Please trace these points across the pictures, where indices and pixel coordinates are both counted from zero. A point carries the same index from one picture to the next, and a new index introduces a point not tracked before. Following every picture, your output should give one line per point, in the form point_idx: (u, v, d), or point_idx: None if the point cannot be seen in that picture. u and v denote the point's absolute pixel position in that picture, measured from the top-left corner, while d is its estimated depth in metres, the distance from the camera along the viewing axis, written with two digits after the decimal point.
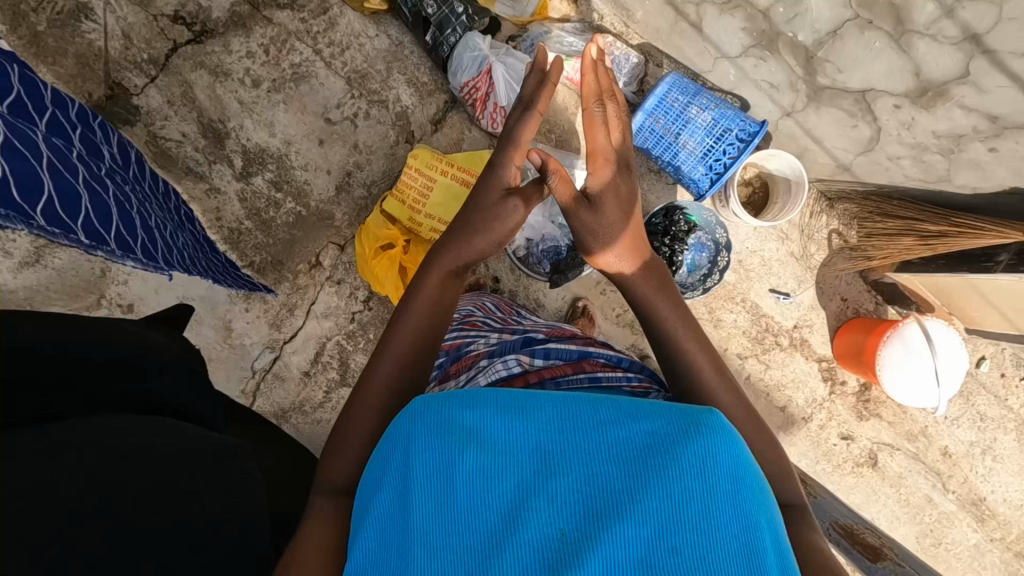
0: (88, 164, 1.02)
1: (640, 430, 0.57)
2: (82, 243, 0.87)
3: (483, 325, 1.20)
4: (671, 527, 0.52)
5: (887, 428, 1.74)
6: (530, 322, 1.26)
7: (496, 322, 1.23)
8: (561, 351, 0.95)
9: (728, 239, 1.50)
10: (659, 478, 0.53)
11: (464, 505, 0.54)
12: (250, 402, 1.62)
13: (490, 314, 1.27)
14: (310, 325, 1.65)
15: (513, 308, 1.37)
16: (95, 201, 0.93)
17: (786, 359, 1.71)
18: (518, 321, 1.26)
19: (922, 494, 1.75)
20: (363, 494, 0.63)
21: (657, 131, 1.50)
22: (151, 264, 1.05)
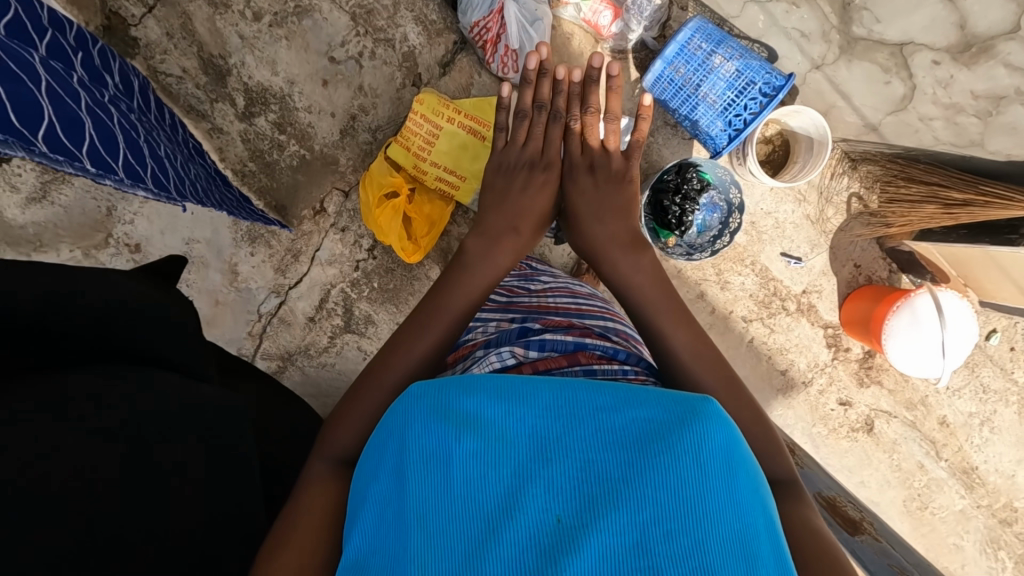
0: (89, 90, 0.97)
1: (637, 418, 0.58)
2: (89, 171, 0.85)
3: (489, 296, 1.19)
4: (667, 514, 0.53)
5: (886, 396, 1.75)
6: (543, 284, 1.23)
7: (504, 292, 1.21)
8: (556, 341, 0.91)
9: (741, 198, 1.41)
10: (653, 469, 0.54)
11: (462, 490, 0.56)
12: (256, 344, 1.66)
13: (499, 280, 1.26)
14: (315, 271, 1.65)
15: (526, 268, 1.34)
16: (99, 126, 0.89)
17: (792, 324, 1.70)
18: (527, 285, 1.23)
19: (914, 460, 1.77)
20: (364, 470, 0.66)
21: (677, 81, 1.42)
22: (162, 193, 1.05)
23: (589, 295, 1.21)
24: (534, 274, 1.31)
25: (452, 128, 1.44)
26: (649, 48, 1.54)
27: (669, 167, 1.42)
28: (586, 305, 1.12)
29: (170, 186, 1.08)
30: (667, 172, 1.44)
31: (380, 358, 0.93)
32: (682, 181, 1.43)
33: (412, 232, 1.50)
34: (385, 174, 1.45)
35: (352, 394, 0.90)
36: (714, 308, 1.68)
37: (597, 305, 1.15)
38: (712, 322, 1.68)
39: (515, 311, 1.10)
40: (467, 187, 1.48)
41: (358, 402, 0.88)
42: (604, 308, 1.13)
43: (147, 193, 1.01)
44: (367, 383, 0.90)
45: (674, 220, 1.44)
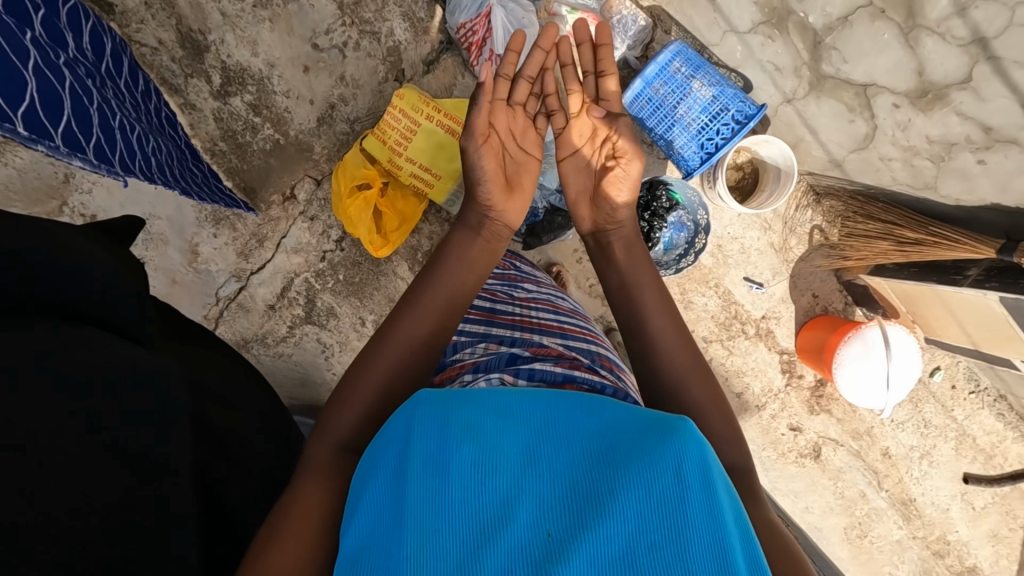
0: (42, 50, 0.89)
1: (625, 434, 0.59)
2: (23, 137, 0.77)
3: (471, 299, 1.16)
4: (652, 527, 0.52)
5: (835, 424, 1.80)
6: (527, 291, 1.22)
7: (486, 295, 1.18)
8: (546, 372, 0.84)
9: (707, 219, 1.45)
10: (643, 478, 0.54)
11: (455, 498, 0.54)
12: (211, 328, 1.62)
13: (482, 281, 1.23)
14: (279, 258, 1.62)
15: (512, 269, 1.31)
16: (44, 88, 0.83)
17: (749, 348, 1.74)
18: (510, 290, 1.21)
19: (857, 489, 1.83)
20: (361, 475, 0.65)
21: (656, 100, 1.45)
22: (103, 166, 0.95)
23: (572, 308, 1.21)
24: (519, 277, 1.28)
25: (430, 125, 1.43)
26: (630, 67, 1.57)
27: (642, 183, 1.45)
28: (567, 321, 1.11)
29: (114, 161, 0.98)
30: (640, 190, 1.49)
31: (376, 353, 0.90)
32: (654, 199, 1.48)
33: (382, 225, 1.49)
34: (359, 166, 1.44)
35: (350, 379, 0.88)
36: None
37: (579, 323, 1.14)
38: None
39: (497, 321, 1.07)
40: (441, 186, 1.48)
41: (357, 393, 0.86)
42: (585, 326, 1.13)
43: (83, 166, 0.92)
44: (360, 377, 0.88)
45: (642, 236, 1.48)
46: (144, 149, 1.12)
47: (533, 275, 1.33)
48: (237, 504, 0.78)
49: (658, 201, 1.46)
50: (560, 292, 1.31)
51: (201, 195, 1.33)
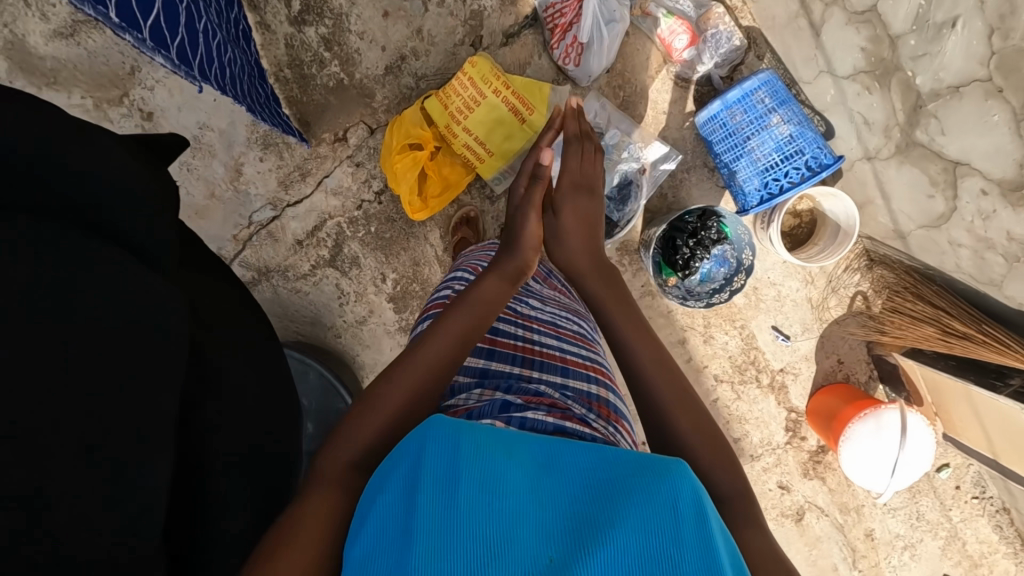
0: None
1: (620, 470, 0.62)
2: (114, 23, 0.76)
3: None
4: (648, 558, 0.54)
5: (824, 493, 1.76)
6: (536, 307, 1.18)
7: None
8: (537, 421, 0.81)
9: (751, 258, 1.39)
10: (637, 511, 0.56)
11: (464, 519, 0.56)
12: (239, 249, 1.65)
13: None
14: (318, 197, 1.62)
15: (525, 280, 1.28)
16: None
17: (758, 397, 1.69)
18: (517, 305, 1.17)
19: (830, 561, 1.79)
20: (374, 484, 0.68)
21: (730, 126, 1.38)
22: (183, 68, 0.94)
23: (579, 326, 1.18)
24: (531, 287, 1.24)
25: (495, 100, 1.40)
26: (713, 86, 1.50)
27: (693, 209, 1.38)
28: (570, 349, 1.08)
29: (194, 67, 0.98)
30: (688, 214, 1.41)
31: (398, 375, 0.90)
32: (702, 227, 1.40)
33: (423, 187, 1.47)
34: (416, 124, 1.41)
35: (367, 396, 0.88)
36: (690, 358, 1.68)
37: (582, 349, 1.11)
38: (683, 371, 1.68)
39: (498, 348, 1.06)
40: (492, 163, 1.46)
41: (372, 419, 0.85)
42: (591, 354, 1.10)
43: (165, 63, 0.90)
44: (370, 400, 0.87)
45: (681, 261, 1.41)
46: (220, 59, 1.13)
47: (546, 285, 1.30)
48: (219, 480, 0.75)
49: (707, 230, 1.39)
50: (573, 303, 1.28)
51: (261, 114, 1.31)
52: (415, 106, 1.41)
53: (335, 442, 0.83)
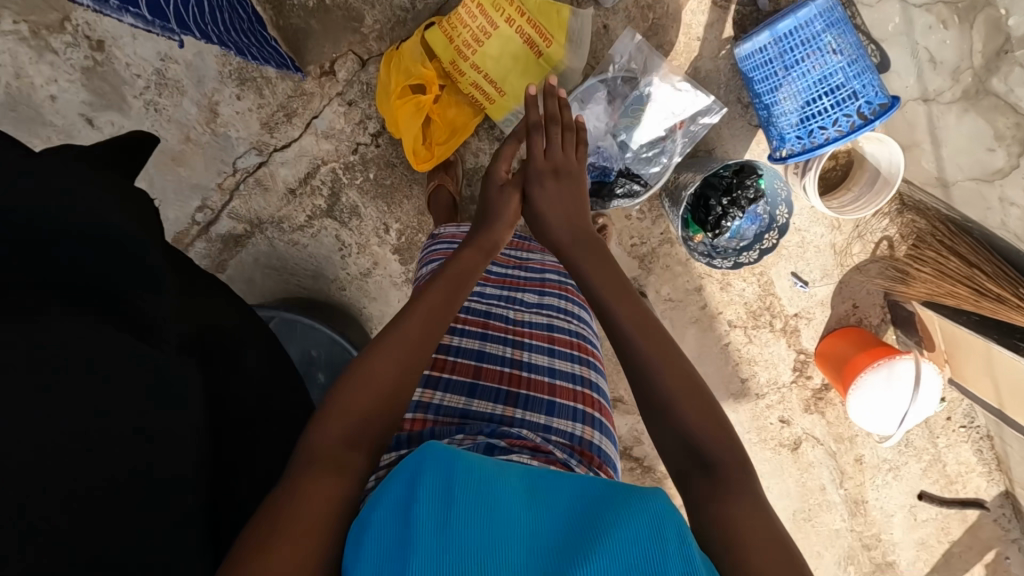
0: None
1: (607, 493, 0.62)
2: None
3: (461, 331, 1.09)
4: None
5: (823, 425, 1.84)
6: (528, 310, 1.13)
7: (477, 324, 1.09)
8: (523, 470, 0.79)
9: (785, 217, 1.26)
10: (623, 533, 0.55)
11: (449, 539, 0.55)
12: (225, 199, 1.52)
13: (476, 301, 1.13)
14: (307, 140, 1.45)
15: (517, 275, 1.19)
16: None
17: (770, 340, 1.70)
18: (507, 316, 1.12)
19: (819, 482, 1.94)
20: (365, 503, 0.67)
21: (776, 63, 1.22)
22: None
23: (572, 327, 1.14)
24: (523, 286, 1.17)
25: (508, 31, 1.20)
26: (757, 7, 1.30)
27: (730, 164, 1.26)
28: (560, 369, 1.06)
29: (169, 18, 0.87)
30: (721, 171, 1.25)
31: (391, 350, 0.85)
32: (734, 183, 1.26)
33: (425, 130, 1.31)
34: (417, 57, 1.23)
35: (359, 372, 0.83)
36: (705, 305, 1.65)
37: (572, 358, 1.09)
38: (697, 317, 1.67)
39: (483, 380, 1.02)
40: (503, 104, 1.28)
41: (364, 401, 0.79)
42: (581, 377, 1.07)
43: None
44: (352, 377, 0.82)
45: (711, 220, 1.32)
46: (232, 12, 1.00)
47: (543, 272, 1.21)
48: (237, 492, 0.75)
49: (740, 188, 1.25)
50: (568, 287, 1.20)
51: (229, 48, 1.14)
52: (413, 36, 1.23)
53: (323, 423, 0.77)
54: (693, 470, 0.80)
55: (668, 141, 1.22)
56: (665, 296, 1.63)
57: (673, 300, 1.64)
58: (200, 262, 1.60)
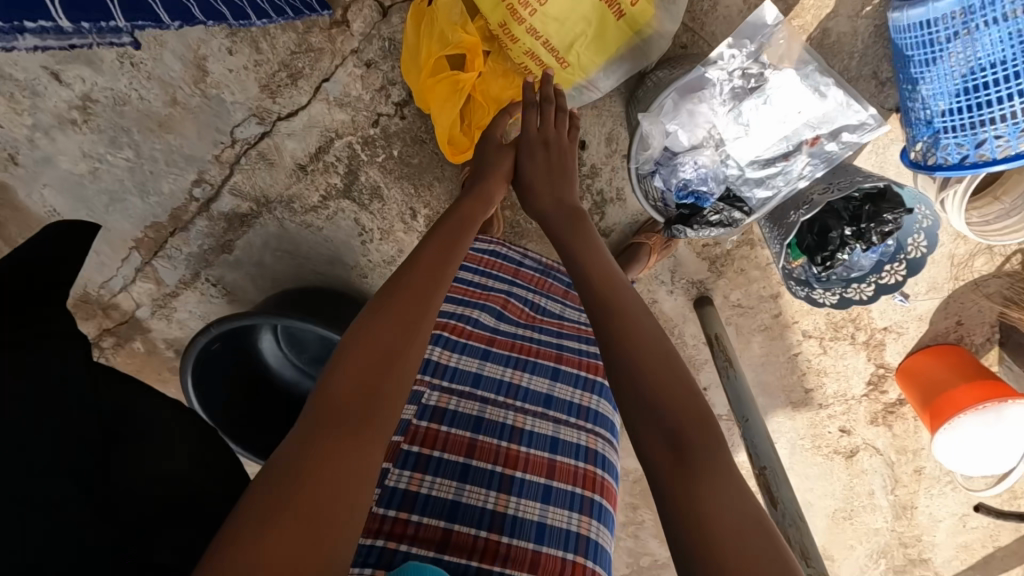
0: None
1: None
2: None
3: (437, 464, 0.84)
4: None
5: (887, 437, 1.68)
6: (530, 422, 0.88)
7: (461, 449, 0.85)
8: None
9: (921, 253, 0.98)
10: None
11: None
12: (225, 173, 1.29)
13: (465, 410, 0.88)
14: (318, 108, 1.18)
15: (521, 373, 0.92)
16: None
17: (848, 353, 1.49)
18: (501, 434, 0.87)
19: (869, 487, 1.82)
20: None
21: (958, 41, 0.87)
22: None
23: (580, 441, 0.88)
24: (527, 388, 0.91)
25: None
26: None
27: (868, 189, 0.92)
28: (552, 526, 0.81)
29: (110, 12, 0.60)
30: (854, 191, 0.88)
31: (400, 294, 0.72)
32: (867, 209, 0.90)
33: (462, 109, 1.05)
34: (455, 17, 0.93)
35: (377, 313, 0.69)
36: (779, 313, 1.43)
37: (571, 504, 0.83)
38: (767, 325, 1.45)
39: (449, 551, 0.78)
40: (564, 77, 0.99)
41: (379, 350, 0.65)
42: (581, 532, 0.82)
43: None
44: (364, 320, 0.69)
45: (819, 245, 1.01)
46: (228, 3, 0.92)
47: (554, 367, 0.94)
48: None
49: (875, 218, 0.89)
50: (584, 390, 0.93)
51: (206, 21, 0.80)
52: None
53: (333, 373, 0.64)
54: (663, 451, 0.64)
55: (791, 159, 0.83)
56: (734, 302, 1.41)
57: (742, 306, 1.42)
58: (203, 240, 1.41)
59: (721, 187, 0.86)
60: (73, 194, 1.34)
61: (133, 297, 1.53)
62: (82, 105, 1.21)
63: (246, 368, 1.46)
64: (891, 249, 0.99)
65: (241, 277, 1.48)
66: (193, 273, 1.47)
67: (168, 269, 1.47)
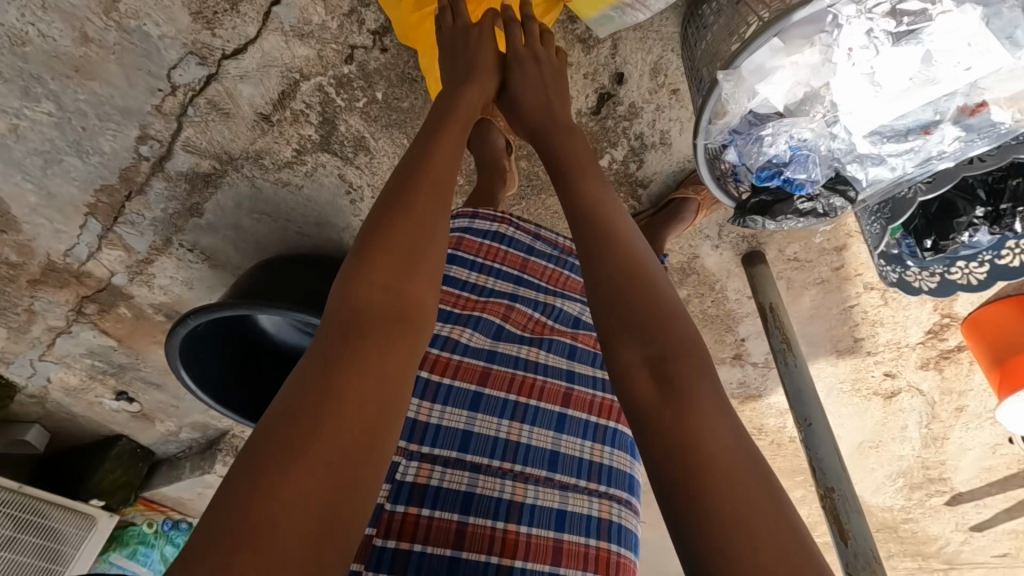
0: None
1: None
2: None
3: (418, 562, 0.63)
4: None
5: (934, 380, 1.57)
6: (532, 491, 0.69)
7: (447, 539, 0.64)
8: None
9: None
10: None
11: None
12: (171, 127, 1.04)
13: (451, 484, 0.68)
14: (272, 40, 0.90)
15: (521, 426, 0.74)
16: None
17: (912, 303, 1.32)
18: (496, 513, 0.67)
19: (903, 423, 1.76)
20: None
21: None
22: None
23: (592, 514, 0.71)
24: (527, 445, 0.73)
25: None
26: None
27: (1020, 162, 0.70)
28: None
29: None
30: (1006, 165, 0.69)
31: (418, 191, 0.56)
32: (1016, 183, 0.72)
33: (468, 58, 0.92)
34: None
35: (400, 212, 0.54)
36: (841, 266, 1.23)
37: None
38: (824, 279, 1.26)
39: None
40: None
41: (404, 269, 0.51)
42: None
43: None
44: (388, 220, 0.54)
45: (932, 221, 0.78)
46: None
47: (561, 413, 0.77)
48: None
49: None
50: (595, 442, 0.77)
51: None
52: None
53: (348, 282, 0.49)
54: (643, 383, 0.48)
55: (932, 133, 0.61)
56: (790, 255, 1.21)
57: (799, 260, 1.22)
58: (165, 204, 1.19)
59: (825, 171, 0.68)
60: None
61: (104, 265, 1.36)
62: None
63: (244, 347, 1.32)
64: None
65: (219, 241, 1.29)
66: (164, 239, 1.28)
67: (135, 236, 1.27)
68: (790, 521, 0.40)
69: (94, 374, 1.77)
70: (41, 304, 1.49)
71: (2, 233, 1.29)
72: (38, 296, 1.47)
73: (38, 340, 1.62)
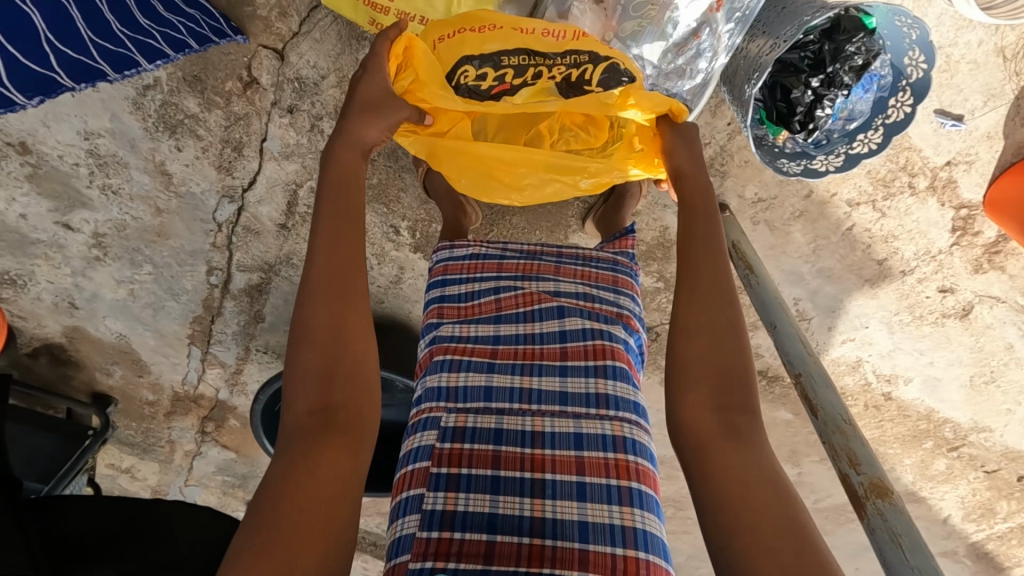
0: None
1: None
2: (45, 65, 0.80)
3: (467, 481, 0.91)
4: None
5: (1003, 282, 1.39)
6: (548, 422, 0.97)
7: (486, 462, 0.93)
8: None
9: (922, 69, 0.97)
10: None
11: None
12: (226, 256, 1.38)
13: (483, 424, 0.97)
14: (270, 167, 1.23)
15: (530, 377, 1.02)
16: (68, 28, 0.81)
17: (913, 206, 1.28)
18: (523, 442, 0.95)
19: (1003, 341, 1.51)
20: None
21: None
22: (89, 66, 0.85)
23: (605, 432, 0.96)
24: (538, 390, 1.01)
25: None
26: None
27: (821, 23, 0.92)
28: (595, 522, 0.87)
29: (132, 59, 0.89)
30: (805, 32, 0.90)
31: (329, 295, 0.77)
32: (828, 48, 0.94)
33: (423, 127, 0.98)
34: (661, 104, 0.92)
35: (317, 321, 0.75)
36: (811, 192, 1.27)
37: (609, 498, 0.90)
38: (803, 210, 1.30)
39: (496, 561, 0.83)
40: None
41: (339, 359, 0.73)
42: (620, 527, 0.87)
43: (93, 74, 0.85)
44: (309, 326, 0.75)
45: (798, 106, 0.98)
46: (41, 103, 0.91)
47: (561, 365, 1.03)
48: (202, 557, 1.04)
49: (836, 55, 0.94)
50: (597, 378, 1.02)
51: (115, 63, 0.87)
52: (605, 65, 0.92)
53: (298, 387, 0.73)
54: (709, 416, 0.73)
55: (701, 35, 0.96)
56: (753, 198, 1.28)
57: (765, 200, 1.28)
58: (238, 317, 1.53)
59: None
60: (127, 316, 1.52)
61: (211, 384, 1.71)
62: (96, 242, 1.35)
63: None
64: (890, 80, 0.99)
65: (283, 338, 1.59)
66: (245, 348, 1.61)
67: (225, 351, 1.61)
68: (801, 523, 0.66)
69: (226, 489, 2.08)
70: (176, 433, 1.85)
71: (139, 378, 1.68)
72: (173, 426, 1.83)
73: (181, 467, 1.97)
